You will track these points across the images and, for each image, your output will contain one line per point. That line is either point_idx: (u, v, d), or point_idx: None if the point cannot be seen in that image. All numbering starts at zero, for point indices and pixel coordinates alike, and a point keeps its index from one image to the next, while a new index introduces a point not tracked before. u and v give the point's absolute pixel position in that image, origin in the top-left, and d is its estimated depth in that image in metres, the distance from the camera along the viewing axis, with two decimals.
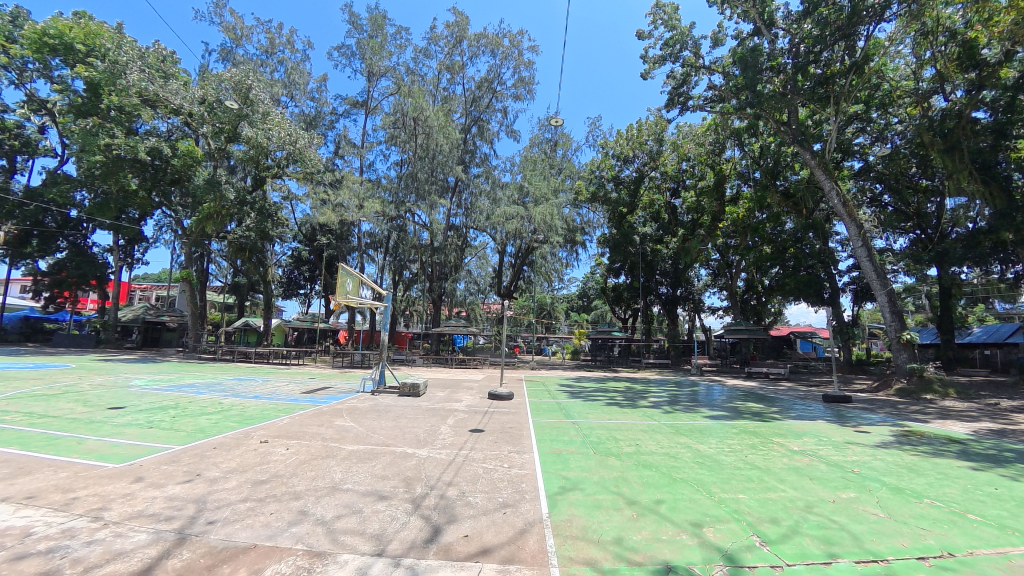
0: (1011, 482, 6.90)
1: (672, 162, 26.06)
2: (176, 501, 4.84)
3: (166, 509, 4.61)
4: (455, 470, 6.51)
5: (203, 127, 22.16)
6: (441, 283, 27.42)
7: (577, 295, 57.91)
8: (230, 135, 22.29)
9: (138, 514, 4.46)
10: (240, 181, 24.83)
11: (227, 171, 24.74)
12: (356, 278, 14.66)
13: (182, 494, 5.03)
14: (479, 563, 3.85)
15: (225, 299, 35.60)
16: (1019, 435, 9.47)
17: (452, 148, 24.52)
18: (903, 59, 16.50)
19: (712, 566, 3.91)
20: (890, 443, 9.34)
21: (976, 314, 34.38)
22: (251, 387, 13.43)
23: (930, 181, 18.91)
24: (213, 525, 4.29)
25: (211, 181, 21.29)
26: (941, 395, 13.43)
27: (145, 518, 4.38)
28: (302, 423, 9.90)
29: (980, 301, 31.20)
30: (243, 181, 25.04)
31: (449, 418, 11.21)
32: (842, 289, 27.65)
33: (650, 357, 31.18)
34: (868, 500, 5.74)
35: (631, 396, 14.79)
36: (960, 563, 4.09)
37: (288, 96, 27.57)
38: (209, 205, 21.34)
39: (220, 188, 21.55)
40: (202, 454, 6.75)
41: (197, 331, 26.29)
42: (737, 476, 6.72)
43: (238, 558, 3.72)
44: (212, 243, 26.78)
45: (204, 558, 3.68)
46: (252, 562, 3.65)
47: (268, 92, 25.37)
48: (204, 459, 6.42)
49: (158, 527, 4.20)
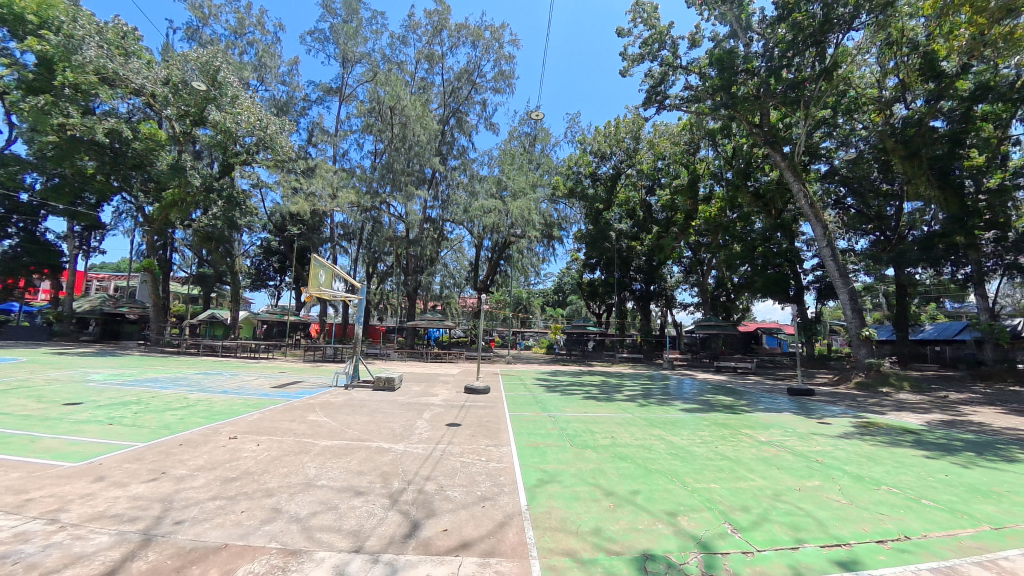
0: (959, 470, 7.41)
1: (648, 160, 26.48)
2: (140, 501, 4.64)
3: (130, 509, 4.42)
4: (433, 464, 6.49)
5: (167, 109, 21.01)
6: (417, 276, 26.51)
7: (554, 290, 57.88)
8: (196, 118, 21.32)
9: (99, 515, 4.25)
10: (206, 166, 23.77)
11: (193, 156, 23.68)
12: (329, 270, 14.35)
13: (148, 493, 4.83)
14: (459, 557, 3.84)
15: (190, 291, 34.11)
16: (967, 425, 10.14)
17: (429, 139, 23.92)
18: (870, 66, 16.97)
19: (688, 553, 4.03)
20: (851, 433, 9.86)
21: (928, 313, 36.30)
22: (219, 381, 13.00)
23: (890, 185, 19.58)
24: (181, 525, 4.14)
25: (175, 166, 20.20)
26: (897, 388, 14.20)
27: (107, 519, 4.17)
28: (274, 418, 9.70)
29: (932, 301, 32.99)
30: (209, 166, 23.98)
31: (426, 412, 11.19)
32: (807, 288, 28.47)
33: (624, 351, 31.69)
34: (832, 488, 6.04)
35: (607, 390, 15.08)
36: (916, 546, 4.35)
37: (258, 80, 26.59)
38: (173, 191, 20.34)
39: (186, 174, 20.73)
40: (167, 451, 6.48)
41: (160, 323, 24.96)
42: (709, 466, 6.94)
43: (209, 558, 3.61)
44: (177, 231, 25.54)
45: (172, 560, 3.55)
46: (224, 562, 3.54)
47: (238, 76, 24.24)
48: (170, 456, 6.18)
49: (121, 528, 4.02)
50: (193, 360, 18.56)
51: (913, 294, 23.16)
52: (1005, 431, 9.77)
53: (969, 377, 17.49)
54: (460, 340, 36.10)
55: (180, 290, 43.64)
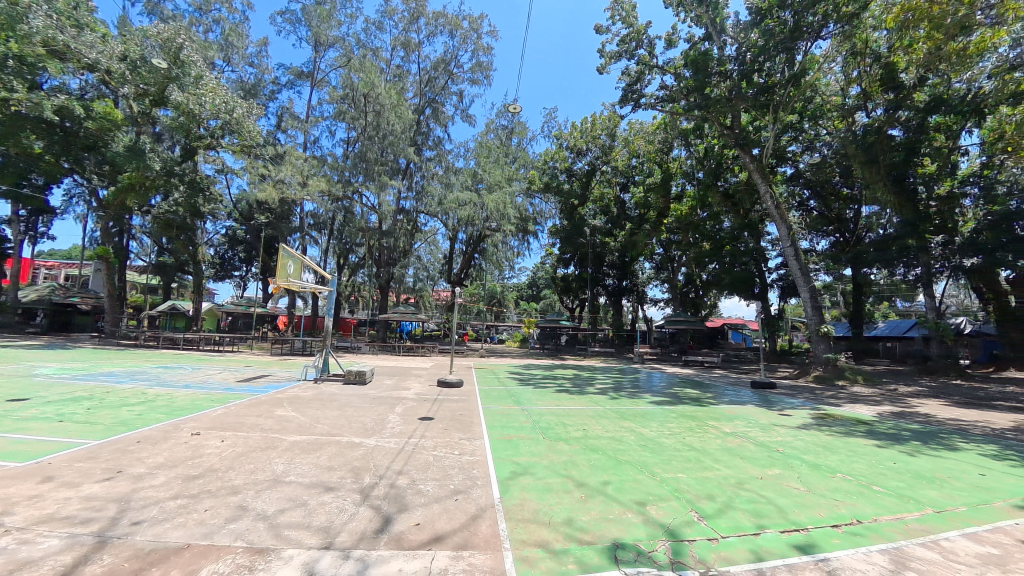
0: (905, 458, 7.94)
1: (623, 158, 26.91)
2: (93, 501, 4.40)
3: (83, 510, 4.19)
4: (406, 458, 6.45)
5: (124, 87, 19.78)
6: (390, 268, 26.02)
7: (527, 284, 58.09)
8: (156, 99, 20.08)
9: (48, 518, 4.01)
10: (166, 149, 22.58)
11: (152, 138, 22.43)
12: (298, 260, 13.90)
13: (102, 493, 4.60)
14: (432, 551, 3.84)
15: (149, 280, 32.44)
16: (913, 416, 10.87)
17: (404, 129, 23.39)
18: (835, 74, 17.71)
19: (656, 541, 4.18)
20: (809, 424, 10.39)
21: (881, 311, 38.40)
22: (180, 376, 12.43)
23: (850, 189, 20.57)
24: (139, 526, 3.97)
25: (133, 148, 19.03)
26: (851, 381, 15.06)
27: (58, 521, 3.95)
28: (239, 413, 9.38)
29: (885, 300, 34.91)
30: (170, 149, 22.80)
31: (398, 406, 11.08)
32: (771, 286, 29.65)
33: (595, 345, 32.19)
34: (790, 476, 6.36)
35: (579, 383, 15.33)
36: (867, 530, 4.65)
37: (224, 60, 25.35)
38: (131, 174, 19.06)
39: (145, 157, 19.57)
40: (123, 448, 6.17)
41: (116, 315, 23.61)
42: (677, 457, 7.18)
43: (170, 559, 3.48)
44: (134, 218, 24.14)
45: (130, 561, 3.40)
46: (187, 563, 3.42)
47: (203, 55, 23.03)
48: (127, 454, 5.90)
49: (73, 531, 3.81)
50: (153, 353, 17.67)
51: (868, 293, 24.47)
52: (947, 421, 10.52)
53: (918, 372, 18.66)
54: (433, 333, 35.76)
55: (137, 279, 41.41)
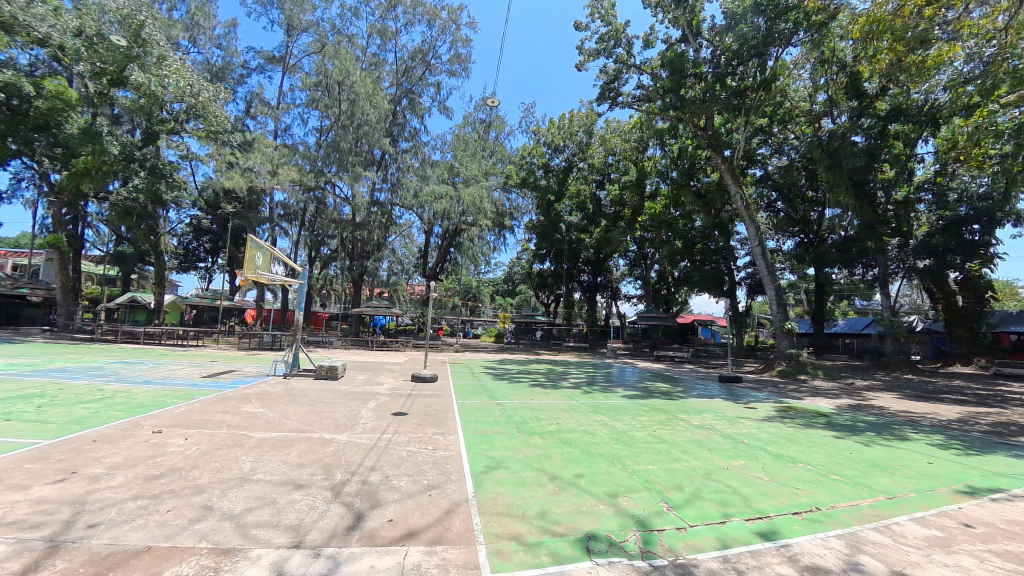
0: (860, 447, 8.41)
1: (600, 155, 27.20)
2: (45, 504, 4.18)
3: (33, 514, 3.97)
4: (379, 454, 6.40)
5: (79, 65, 18.57)
6: (363, 262, 25.50)
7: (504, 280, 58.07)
8: (115, 79, 18.87)
9: None
10: (125, 133, 21.39)
11: (110, 120, 21.18)
12: (267, 252, 13.42)
13: (55, 495, 4.37)
14: (405, 547, 3.83)
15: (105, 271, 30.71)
16: (867, 409, 11.52)
17: (379, 119, 22.87)
18: (804, 81, 18.38)
19: (627, 532, 4.30)
20: (772, 417, 10.87)
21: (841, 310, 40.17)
22: (140, 371, 11.87)
23: (815, 193, 21.44)
24: (95, 529, 3.79)
25: (89, 131, 17.90)
26: (812, 375, 15.83)
27: (5, 526, 3.73)
28: (204, 410, 9.05)
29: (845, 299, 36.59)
30: (129, 133, 21.62)
31: (371, 402, 10.93)
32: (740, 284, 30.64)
33: (570, 340, 32.59)
34: (754, 466, 6.66)
35: (553, 378, 15.50)
36: (825, 516, 4.92)
37: (189, 41, 24.14)
38: (86, 158, 17.90)
39: (102, 141, 18.43)
40: (78, 448, 5.86)
41: (69, 307, 22.25)
42: (648, 449, 7.39)
43: (129, 563, 3.34)
44: (89, 204, 22.75)
45: (85, 566, 3.25)
46: (147, 566, 3.30)
47: (167, 34, 21.86)
48: (82, 454, 5.60)
49: (22, 536, 3.61)
50: (111, 348, 16.79)
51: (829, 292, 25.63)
52: (899, 413, 11.19)
53: (874, 367, 19.82)
54: (407, 328, 35.34)
55: (91, 269, 39.14)
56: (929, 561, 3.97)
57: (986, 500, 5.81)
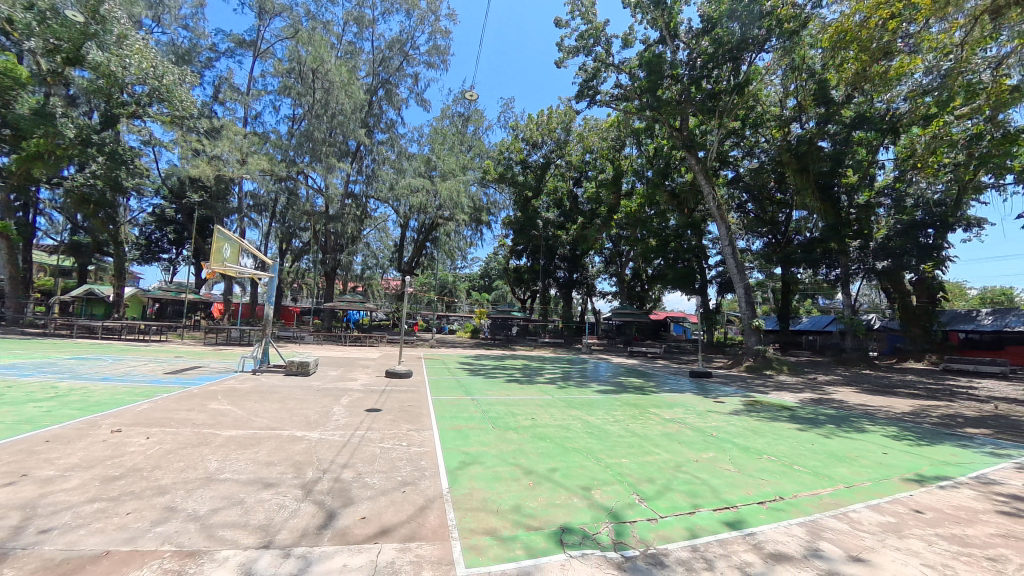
0: (821, 439, 8.83)
1: (577, 152, 27.35)
2: None
3: None
4: (352, 451, 6.30)
5: (30, 41, 17.36)
6: (336, 255, 24.89)
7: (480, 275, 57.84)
8: (70, 57, 17.56)
9: None
10: (81, 115, 20.17)
11: (64, 101, 19.89)
12: (235, 244, 12.91)
13: (3, 500, 4.12)
14: (378, 544, 3.79)
15: (59, 261, 28.96)
16: (828, 403, 12.09)
17: (354, 110, 22.29)
18: (775, 86, 18.97)
19: (600, 524, 4.39)
20: (739, 410, 11.27)
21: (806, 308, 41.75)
22: (98, 367, 11.27)
23: (783, 195, 22.17)
24: (48, 534, 3.60)
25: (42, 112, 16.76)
26: (778, 370, 16.47)
27: None
28: (167, 408, 8.68)
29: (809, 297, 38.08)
30: (85, 115, 20.38)
31: (344, 398, 10.74)
32: (710, 282, 31.49)
33: (545, 336, 32.83)
34: (723, 458, 6.90)
35: (528, 373, 15.59)
36: (788, 505, 5.15)
37: (152, 20, 22.89)
38: (38, 141, 16.73)
39: (55, 123, 17.17)
40: (28, 449, 5.53)
41: (19, 299, 20.86)
42: (621, 443, 7.55)
43: (86, 568, 3.19)
44: (41, 190, 21.34)
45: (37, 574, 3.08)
46: (106, 571, 3.16)
47: (128, 12, 20.67)
48: (33, 456, 5.30)
49: None
50: (65, 343, 15.87)
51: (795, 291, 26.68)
52: (857, 406, 11.80)
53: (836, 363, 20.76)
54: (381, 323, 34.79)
55: (42, 260, 36.86)
56: (882, 545, 4.22)
57: (934, 487, 6.20)
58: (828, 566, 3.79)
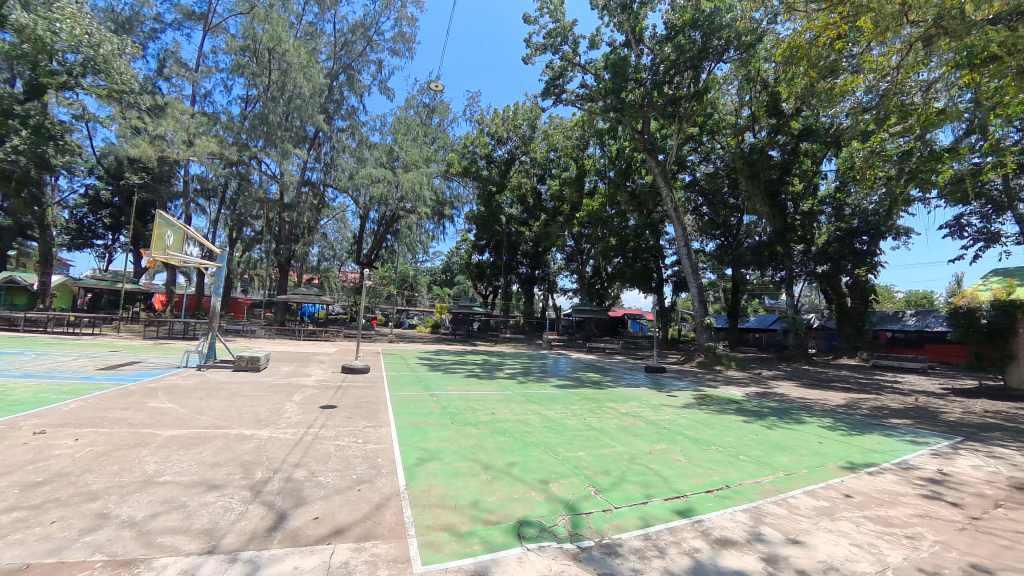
0: (763, 430, 9.40)
1: (542, 150, 27.52)
2: None
3: None
4: (304, 449, 6.08)
5: None
6: (291, 245, 23.79)
7: (442, 269, 57.13)
8: None
9: None
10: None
11: None
12: (178, 231, 12.02)
13: None
14: (332, 545, 3.68)
15: None
16: (771, 396, 12.88)
17: (314, 94, 21.28)
18: (731, 96, 19.86)
19: (557, 516, 4.49)
20: (691, 404, 11.81)
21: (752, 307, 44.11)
22: (18, 363, 10.25)
23: (736, 200, 22.98)
24: None
25: None
26: (726, 365, 17.37)
27: None
28: (99, 406, 8.01)
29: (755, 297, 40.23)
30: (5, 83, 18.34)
31: (298, 394, 10.31)
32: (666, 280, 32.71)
33: (506, 331, 32.95)
34: (674, 449, 7.22)
35: (489, 368, 15.60)
36: (733, 493, 5.46)
37: None
38: None
39: None
40: None
41: None
42: (578, 436, 7.72)
43: None
44: None
45: None
46: None
47: None
48: None
49: None
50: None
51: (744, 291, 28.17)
52: (796, 400, 12.66)
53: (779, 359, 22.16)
54: (337, 316, 33.70)
55: None
56: (816, 528, 4.56)
57: (861, 473, 6.76)
58: (769, 549, 4.05)
